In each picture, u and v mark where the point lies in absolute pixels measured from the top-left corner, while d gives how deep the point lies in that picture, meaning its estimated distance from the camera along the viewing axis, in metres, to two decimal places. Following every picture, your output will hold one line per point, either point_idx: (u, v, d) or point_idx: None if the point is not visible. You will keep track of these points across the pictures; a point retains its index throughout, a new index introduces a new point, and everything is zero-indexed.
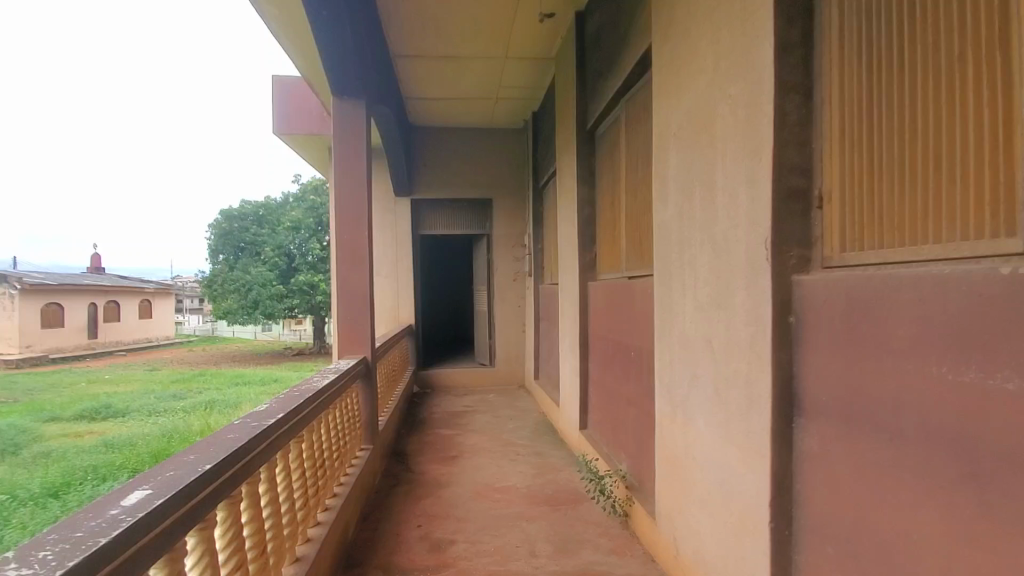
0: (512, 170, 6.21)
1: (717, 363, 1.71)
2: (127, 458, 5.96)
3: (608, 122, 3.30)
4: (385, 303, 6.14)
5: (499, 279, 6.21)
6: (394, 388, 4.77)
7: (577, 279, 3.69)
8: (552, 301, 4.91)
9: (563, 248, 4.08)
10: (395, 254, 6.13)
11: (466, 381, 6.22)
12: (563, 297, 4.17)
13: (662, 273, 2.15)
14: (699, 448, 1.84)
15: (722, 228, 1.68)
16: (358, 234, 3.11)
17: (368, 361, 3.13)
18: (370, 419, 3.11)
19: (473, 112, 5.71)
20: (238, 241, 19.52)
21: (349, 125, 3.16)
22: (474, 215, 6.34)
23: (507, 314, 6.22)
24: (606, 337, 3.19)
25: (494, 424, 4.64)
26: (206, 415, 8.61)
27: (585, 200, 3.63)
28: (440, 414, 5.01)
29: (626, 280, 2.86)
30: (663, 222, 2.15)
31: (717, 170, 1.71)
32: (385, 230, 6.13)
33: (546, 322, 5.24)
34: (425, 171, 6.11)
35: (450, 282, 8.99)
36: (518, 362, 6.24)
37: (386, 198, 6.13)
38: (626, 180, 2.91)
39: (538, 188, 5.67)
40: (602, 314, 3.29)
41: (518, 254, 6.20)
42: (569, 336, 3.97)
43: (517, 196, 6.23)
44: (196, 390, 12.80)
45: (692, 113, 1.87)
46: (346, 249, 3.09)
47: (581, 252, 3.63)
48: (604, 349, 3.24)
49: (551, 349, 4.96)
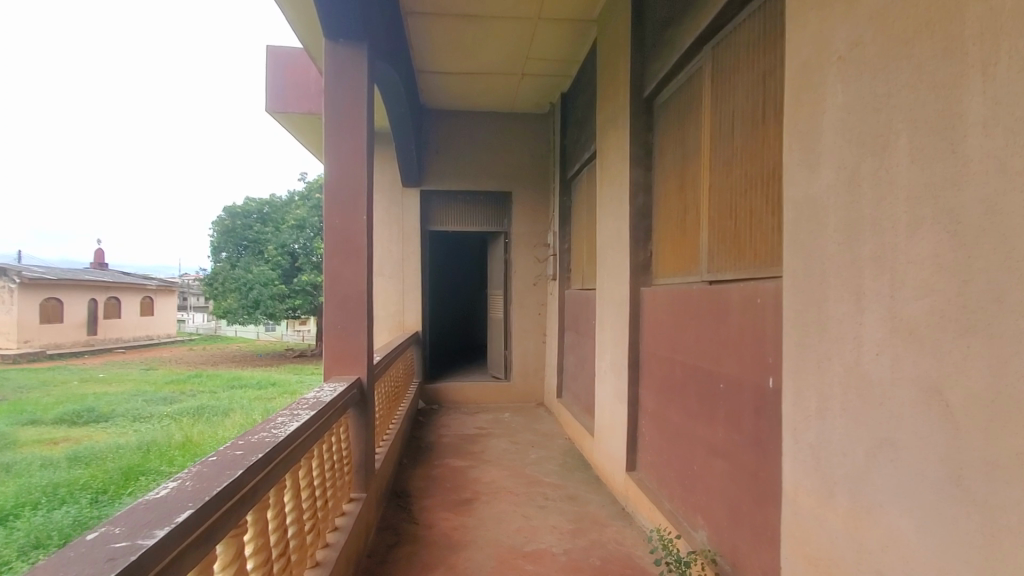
0: (535, 160, 5.50)
1: (960, 432, 0.98)
2: (93, 475, 5.27)
3: (677, 83, 2.58)
4: (387, 306, 5.41)
5: (517, 284, 5.48)
6: (395, 408, 4.04)
7: (626, 283, 2.94)
8: (583, 309, 4.18)
9: (605, 245, 3.34)
10: (401, 252, 5.42)
11: (478, 397, 5.47)
12: (602, 305, 3.44)
13: (808, 275, 1.41)
14: (899, 567, 1.11)
15: (982, 195, 0.94)
16: (353, 221, 2.38)
17: (364, 384, 2.40)
18: (364, 460, 2.38)
19: (493, 92, 5.00)
20: (241, 239, 18.96)
21: (343, 78, 2.40)
22: (491, 211, 5.61)
23: (526, 323, 5.48)
24: (672, 360, 2.45)
25: (514, 453, 3.91)
26: (192, 424, 7.89)
27: (639, 185, 2.90)
28: (449, 438, 4.27)
29: (709, 287, 2.12)
30: (810, 199, 1.42)
31: (966, 97, 0.98)
32: (390, 224, 5.41)
33: (573, 334, 4.51)
34: (437, 158, 5.41)
35: (459, 284, 8.28)
36: (538, 377, 5.51)
37: (392, 189, 5.40)
38: (711, 153, 2.18)
39: (566, 180, 4.95)
40: (664, 330, 2.55)
41: (539, 255, 5.48)
42: (611, 353, 3.23)
43: (541, 189, 5.51)
44: (189, 393, 12.14)
45: (896, 13, 1.14)
46: (337, 241, 2.37)
47: (634, 250, 2.89)
48: (668, 375, 2.51)
49: (581, 366, 4.22)
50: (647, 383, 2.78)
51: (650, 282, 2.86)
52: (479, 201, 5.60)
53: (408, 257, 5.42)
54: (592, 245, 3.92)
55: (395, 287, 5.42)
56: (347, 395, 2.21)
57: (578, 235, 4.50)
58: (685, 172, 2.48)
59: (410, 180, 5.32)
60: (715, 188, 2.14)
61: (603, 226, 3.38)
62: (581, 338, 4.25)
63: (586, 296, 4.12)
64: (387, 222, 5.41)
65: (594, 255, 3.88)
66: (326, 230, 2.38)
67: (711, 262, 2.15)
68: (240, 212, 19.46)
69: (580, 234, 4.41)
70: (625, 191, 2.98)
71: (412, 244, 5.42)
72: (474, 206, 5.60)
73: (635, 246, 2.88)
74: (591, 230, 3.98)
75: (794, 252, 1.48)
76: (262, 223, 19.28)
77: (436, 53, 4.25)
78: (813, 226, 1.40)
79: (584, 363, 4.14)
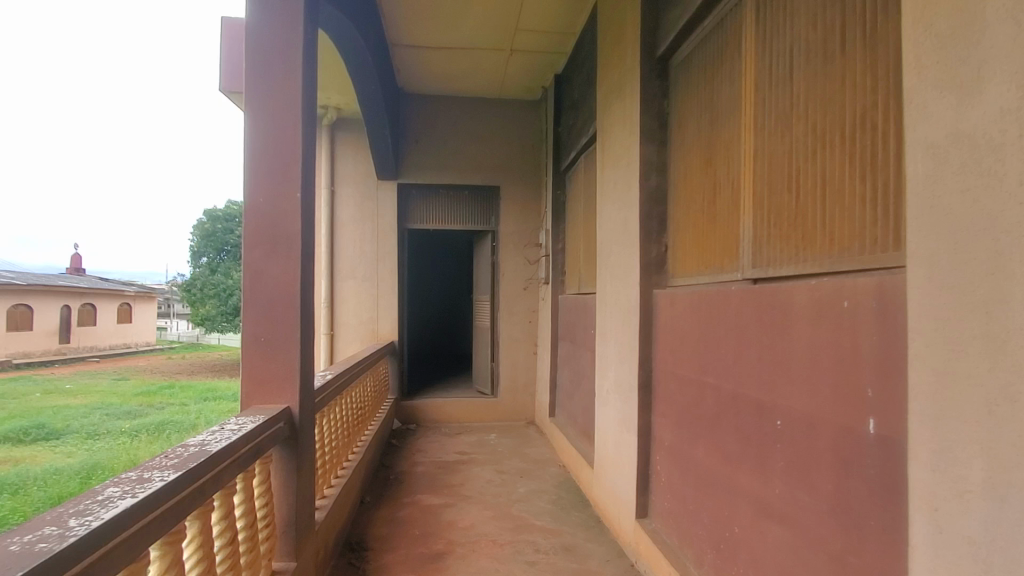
0: (526, 151, 4.96)
1: None
2: (15, 506, 4.56)
3: (702, 31, 2.05)
4: (359, 313, 4.80)
5: (505, 288, 4.92)
6: (360, 433, 3.43)
7: (635, 285, 2.39)
8: (580, 316, 3.63)
9: (607, 241, 2.79)
10: (375, 252, 4.82)
11: (460, 415, 4.88)
12: (603, 313, 2.88)
13: (968, 260, 0.87)
14: None
15: None
16: (285, 202, 1.81)
17: (295, 417, 1.79)
18: (296, 517, 1.79)
19: (478, 73, 4.46)
20: (222, 244, 18.25)
21: (272, 15, 1.84)
22: (477, 207, 5.06)
23: (514, 332, 4.92)
24: (699, 382, 1.91)
25: (499, 485, 3.33)
26: (150, 442, 7.19)
27: (652, 163, 2.36)
28: (425, 466, 3.67)
29: (756, 287, 1.57)
30: (967, 137, 0.88)
31: None
32: (362, 221, 4.81)
33: (568, 345, 3.97)
34: (417, 148, 4.85)
35: (442, 290, 7.74)
36: (527, 392, 4.94)
37: (365, 182, 4.81)
38: (756, 109, 1.65)
39: (559, 172, 4.42)
40: (687, 345, 2.01)
41: (530, 257, 4.93)
42: (614, 370, 2.66)
43: (532, 183, 4.97)
44: (158, 406, 11.38)
45: None
46: (263, 228, 1.80)
47: (646, 244, 2.34)
48: (693, 402, 1.96)
49: (577, 381, 3.66)
50: (663, 409, 2.22)
51: (668, 282, 2.31)
52: (463, 196, 5.04)
53: (383, 258, 4.82)
54: (591, 242, 3.37)
55: (367, 292, 4.81)
56: (264, 434, 1.59)
57: (574, 233, 3.97)
58: (714, 142, 1.95)
59: (384, 171, 4.74)
60: (763, 152, 1.60)
61: (605, 218, 2.83)
62: (577, 351, 3.69)
63: (582, 302, 3.58)
64: (359, 219, 4.81)
65: (593, 255, 3.34)
66: (247, 213, 1.80)
67: (759, 253, 1.60)
68: (221, 217, 18.86)
69: (576, 231, 3.87)
70: (633, 173, 2.44)
71: (387, 244, 4.82)
72: (457, 202, 5.03)
73: (646, 238, 2.34)
74: (590, 226, 3.44)
75: (937, 223, 0.93)
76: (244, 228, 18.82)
77: (412, 23, 3.72)
78: (974, 179, 0.86)
79: (581, 379, 3.59)
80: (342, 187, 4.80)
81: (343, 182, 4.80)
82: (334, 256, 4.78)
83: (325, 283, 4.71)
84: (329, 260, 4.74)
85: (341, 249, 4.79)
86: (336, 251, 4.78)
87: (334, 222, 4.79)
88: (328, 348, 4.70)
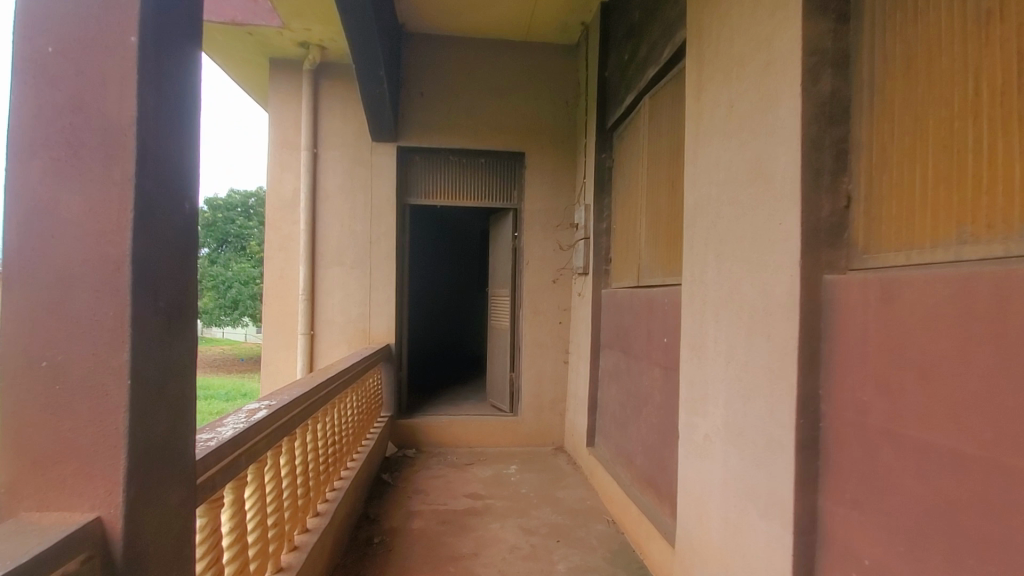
0: (557, 109, 3.95)
1: None
2: None
3: None
4: (346, 309, 3.80)
5: (530, 280, 3.92)
6: (333, 478, 2.43)
7: (785, 266, 1.36)
8: (640, 317, 2.62)
9: (711, 201, 1.77)
10: (368, 231, 3.81)
11: (471, 439, 3.89)
12: (696, 315, 1.86)
13: None
14: None
15: None
16: (100, 57, 0.81)
17: (116, 547, 0.79)
18: None
19: (502, 2, 3.45)
20: (224, 235, 17.28)
21: None
22: (497, 179, 4.04)
23: (540, 335, 3.92)
24: (1000, 470, 0.89)
25: (528, 556, 2.33)
26: None
27: (825, 50, 1.32)
28: (423, 519, 2.68)
29: None
30: None
31: None
32: (353, 193, 3.81)
33: (617, 355, 2.97)
34: (422, 102, 3.85)
35: (450, 285, 6.82)
36: (555, 411, 3.94)
37: (356, 143, 3.81)
38: None
39: (603, 130, 3.41)
40: (944, 384, 0.99)
41: (561, 241, 3.92)
42: (724, 405, 1.65)
43: (565, 148, 3.94)
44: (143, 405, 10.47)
45: None
46: (51, 116, 0.80)
47: (815, 194, 1.31)
48: (975, 505, 0.94)
49: (634, 405, 2.66)
50: (853, 494, 1.20)
51: (854, 264, 1.28)
52: (479, 165, 4.03)
53: (379, 239, 3.81)
54: (667, 213, 2.35)
55: (358, 282, 3.80)
56: None
57: (628, 207, 2.96)
58: None
59: (380, 132, 3.74)
60: None
61: (708, 166, 1.81)
62: (634, 365, 2.68)
63: (645, 299, 2.56)
64: (349, 189, 3.80)
65: (669, 231, 2.32)
66: (14, 81, 0.81)
67: None
68: (222, 206, 17.87)
69: (633, 202, 2.87)
70: (779, 74, 1.41)
71: (383, 221, 3.82)
72: (472, 172, 4.02)
73: (812, 183, 1.31)
74: (663, 189, 2.41)
75: None
76: (246, 219, 17.90)
77: None
78: None
79: (640, 405, 2.58)
80: (328, 148, 3.80)
81: (329, 143, 3.80)
82: (316, 235, 3.78)
83: (305, 270, 3.70)
84: (310, 241, 3.73)
85: (325, 228, 3.79)
86: (319, 229, 3.78)
87: (316, 193, 3.78)
88: (306, 353, 3.70)
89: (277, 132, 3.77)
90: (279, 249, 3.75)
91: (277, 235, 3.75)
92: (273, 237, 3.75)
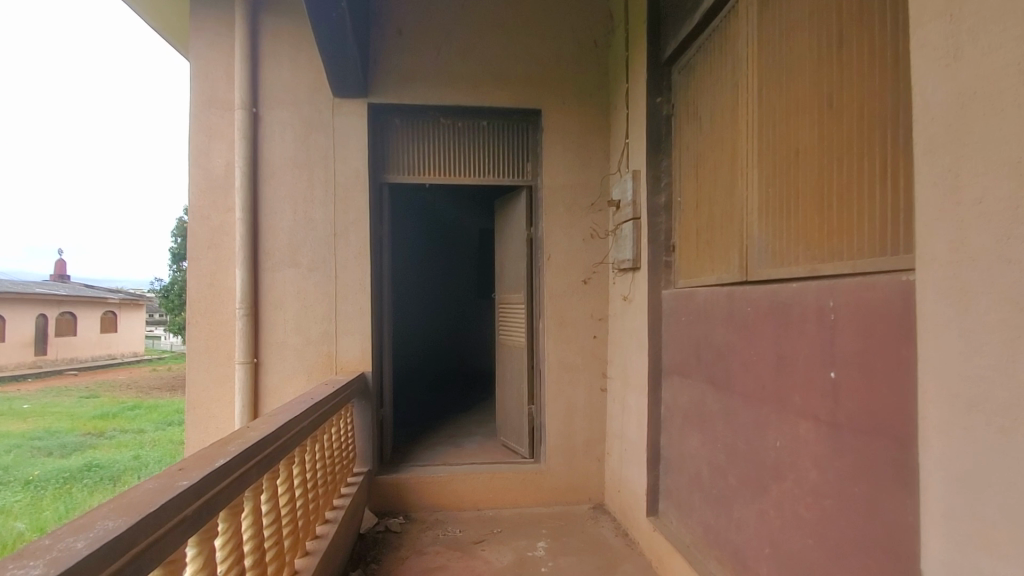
0: (584, 52, 2.95)
1: None
2: None
3: None
4: (303, 327, 2.76)
5: (554, 280, 2.90)
6: None
7: None
8: (757, 332, 1.60)
9: None
10: (331, 220, 2.78)
11: (479, 498, 2.85)
12: (990, 334, 0.84)
13: None
14: None
15: None
16: None
17: None
18: None
19: None
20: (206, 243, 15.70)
21: None
22: (506, 148, 3.03)
23: (569, 355, 2.90)
24: None
25: None
26: (55, 501, 5.24)
27: None
28: None
29: None
30: None
31: None
32: (310, 167, 2.78)
33: (702, 388, 1.95)
34: (401, 44, 2.83)
35: (443, 291, 5.88)
36: (592, 457, 2.91)
37: (312, 101, 2.79)
38: None
39: (657, 64, 2.40)
40: None
41: (594, 227, 2.92)
42: None
43: (595, 102, 2.94)
44: (109, 433, 9.41)
45: None
46: None
47: None
48: None
49: (749, 474, 1.64)
50: None
51: None
52: (481, 129, 3.02)
53: (346, 230, 2.78)
54: (829, 150, 1.33)
55: (317, 289, 2.76)
56: None
57: (713, 162, 1.95)
58: None
59: (343, 83, 2.70)
60: None
61: None
62: (745, 410, 1.66)
63: (769, 302, 1.55)
64: (303, 163, 2.78)
65: (838, 183, 1.31)
66: None
67: None
68: None
69: (725, 150, 1.86)
70: None
71: (351, 206, 2.79)
72: (473, 139, 3.01)
73: None
74: (813, 112, 1.40)
75: None
76: None
77: None
78: None
79: (764, 476, 1.56)
80: (274, 107, 2.77)
81: (275, 100, 2.78)
82: (259, 226, 2.75)
83: (242, 274, 2.66)
84: (249, 234, 2.69)
85: (271, 216, 2.75)
86: (262, 218, 2.75)
87: (258, 170, 2.76)
88: (245, 390, 2.66)
89: (203, 87, 2.75)
90: (208, 247, 2.72)
91: (204, 228, 2.72)
92: (200, 230, 2.71)
